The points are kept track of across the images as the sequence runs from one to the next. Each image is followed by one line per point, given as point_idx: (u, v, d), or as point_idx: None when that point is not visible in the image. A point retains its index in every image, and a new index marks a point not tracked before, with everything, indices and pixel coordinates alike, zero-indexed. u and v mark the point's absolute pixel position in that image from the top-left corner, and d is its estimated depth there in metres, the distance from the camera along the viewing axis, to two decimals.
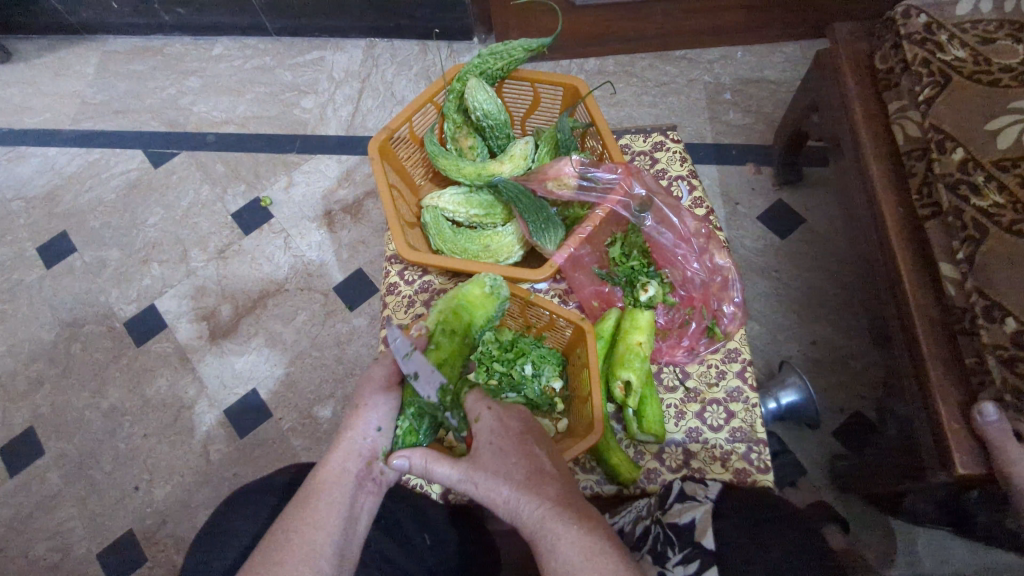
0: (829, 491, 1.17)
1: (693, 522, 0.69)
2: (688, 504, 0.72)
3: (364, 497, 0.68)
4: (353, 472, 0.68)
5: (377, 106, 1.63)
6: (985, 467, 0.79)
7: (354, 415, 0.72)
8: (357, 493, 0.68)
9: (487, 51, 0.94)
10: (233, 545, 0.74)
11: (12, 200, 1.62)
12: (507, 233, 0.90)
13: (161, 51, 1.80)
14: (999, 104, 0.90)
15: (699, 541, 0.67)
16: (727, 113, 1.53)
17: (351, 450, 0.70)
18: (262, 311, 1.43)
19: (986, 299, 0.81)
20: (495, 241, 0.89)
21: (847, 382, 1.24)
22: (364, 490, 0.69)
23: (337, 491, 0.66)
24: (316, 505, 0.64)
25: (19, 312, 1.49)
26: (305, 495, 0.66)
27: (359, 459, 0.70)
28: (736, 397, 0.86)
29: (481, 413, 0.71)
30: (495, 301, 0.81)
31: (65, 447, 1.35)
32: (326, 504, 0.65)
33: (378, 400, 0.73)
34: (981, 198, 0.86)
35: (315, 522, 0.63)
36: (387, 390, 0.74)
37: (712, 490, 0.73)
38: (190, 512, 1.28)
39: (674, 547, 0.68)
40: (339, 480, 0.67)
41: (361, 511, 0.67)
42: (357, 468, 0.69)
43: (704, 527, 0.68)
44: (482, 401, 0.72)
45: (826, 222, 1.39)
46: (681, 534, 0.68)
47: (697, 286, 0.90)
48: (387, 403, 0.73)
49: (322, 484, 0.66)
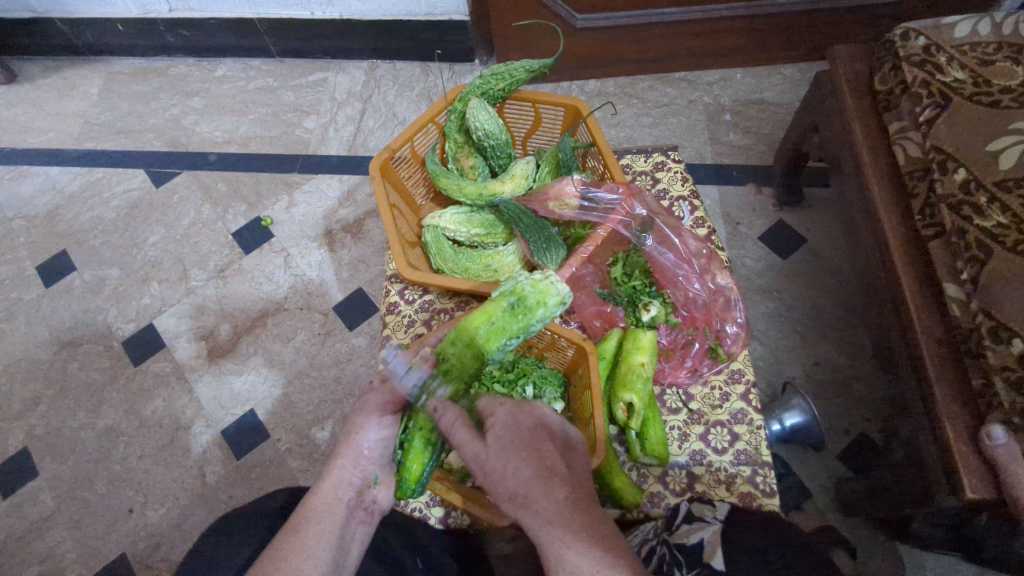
0: (836, 516, 1.15)
1: (701, 542, 0.70)
2: (697, 525, 0.72)
3: (356, 526, 0.68)
4: (344, 500, 0.68)
5: (378, 126, 1.65)
6: (995, 492, 0.77)
7: (346, 440, 0.70)
8: (349, 523, 0.67)
9: (488, 73, 0.95)
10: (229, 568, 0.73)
11: (13, 218, 1.62)
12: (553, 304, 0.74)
13: (164, 72, 1.82)
14: (999, 126, 0.89)
15: (707, 561, 0.68)
16: (727, 134, 1.54)
17: (342, 479, 0.69)
18: (261, 330, 1.42)
19: (992, 320, 0.80)
20: (530, 290, 0.74)
21: (853, 404, 1.22)
22: (356, 519, 0.68)
23: (329, 520, 0.66)
24: (306, 535, 0.64)
25: (17, 331, 1.48)
26: (291, 525, 0.65)
27: (350, 488, 0.69)
28: (740, 419, 0.85)
29: (494, 409, 0.67)
30: (502, 299, 0.74)
31: (60, 469, 1.33)
32: (314, 535, 0.64)
33: (371, 425, 0.71)
34: (985, 218, 0.85)
35: (308, 551, 0.62)
36: (381, 417, 0.72)
37: (720, 511, 0.74)
38: (185, 536, 1.25)
39: (682, 567, 0.68)
40: (329, 509, 0.67)
41: (351, 541, 0.67)
42: (349, 497, 0.68)
43: (712, 549, 0.68)
44: (495, 400, 0.69)
45: (826, 242, 1.38)
46: (689, 554, 0.69)
47: (699, 307, 0.89)
48: (379, 430, 0.72)
49: (311, 513, 0.66)
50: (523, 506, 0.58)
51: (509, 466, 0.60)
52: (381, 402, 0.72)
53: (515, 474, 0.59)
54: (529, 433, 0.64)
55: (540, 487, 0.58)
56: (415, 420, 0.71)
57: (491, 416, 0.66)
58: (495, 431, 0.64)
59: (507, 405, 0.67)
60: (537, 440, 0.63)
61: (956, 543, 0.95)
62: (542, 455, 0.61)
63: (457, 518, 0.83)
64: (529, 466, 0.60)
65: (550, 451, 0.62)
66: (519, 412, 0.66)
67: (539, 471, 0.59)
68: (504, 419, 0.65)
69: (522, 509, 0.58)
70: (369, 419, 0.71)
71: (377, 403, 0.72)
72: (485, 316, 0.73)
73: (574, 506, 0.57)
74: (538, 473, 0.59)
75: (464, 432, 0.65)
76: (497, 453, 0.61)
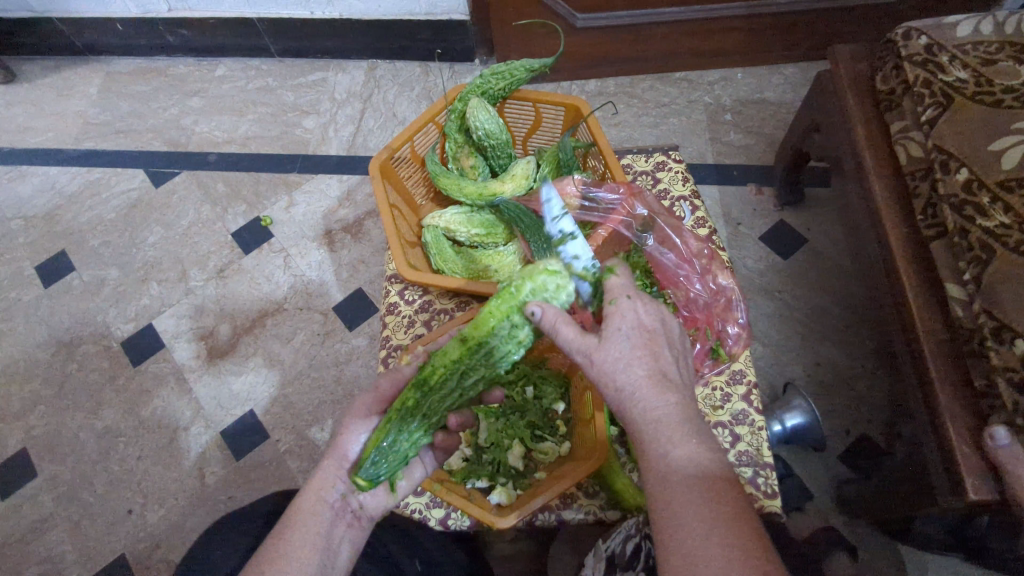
0: (837, 517, 1.14)
1: None
2: None
3: (343, 529, 0.67)
4: (330, 503, 0.67)
5: (377, 126, 1.64)
6: (997, 493, 0.77)
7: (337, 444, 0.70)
8: (335, 526, 0.66)
9: (489, 72, 0.95)
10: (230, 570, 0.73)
11: (12, 219, 1.61)
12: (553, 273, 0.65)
13: (164, 72, 1.82)
14: (1002, 125, 0.88)
15: None
16: (728, 134, 1.54)
17: (327, 482, 0.68)
18: (261, 330, 1.42)
19: (995, 320, 0.80)
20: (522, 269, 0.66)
21: (854, 405, 1.22)
22: (343, 522, 0.67)
23: (314, 522, 0.65)
24: (290, 536, 0.64)
25: (17, 331, 1.47)
26: (278, 529, 0.65)
27: (335, 491, 0.68)
28: (741, 420, 0.85)
29: (617, 298, 0.62)
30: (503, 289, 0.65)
31: (59, 469, 1.33)
32: (300, 536, 0.64)
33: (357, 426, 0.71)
34: (988, 219, 0.84)
35: (292, 552, 0.62)
36: (366, 419, 0.71)
37: None
38: (184, 537, 1.25)
39: None
40: (315, 512, 0.66)
41: (339, 544, 0.66)
42: (334, 499, 0.68)
43: None
44: (622, 284, 0.63)
45: (827, 242, 1.38)
46: None
47: (700, 307, 0.86)
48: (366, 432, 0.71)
49: (296, 516, 0.66)
50: (634, 399, 0.56)
51: (621, 360, 0.57)
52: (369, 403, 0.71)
53: (629, 368, 0.57)
54: (650, 334, 0.60)
55: (652, 389, 0.56)
56: (405, 399, 0.68)
57: (612, 305, 0.61)
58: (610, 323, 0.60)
59: (631, 298, 0.61)
60: (652, 343, 0.59)
61: (958, 544, 0.95)
62: (659, 361, 0.58)
63: (457, 521, 0.81)
64: (646, 369, 0.57)
65: (669, 359, 0.59)
66: (640, 307, 0.61)
67: (656, 375, 0.57)
68: (623, 313, 0.60)
69: (630, 403, 0.56)
70: (354, 423, 0.71)
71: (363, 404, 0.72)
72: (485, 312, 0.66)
73: (688, 415, 0.56)
74: (656, 377, 0.57)
75: (572, 328, 0.60)
76: (612, 344, 0.58)
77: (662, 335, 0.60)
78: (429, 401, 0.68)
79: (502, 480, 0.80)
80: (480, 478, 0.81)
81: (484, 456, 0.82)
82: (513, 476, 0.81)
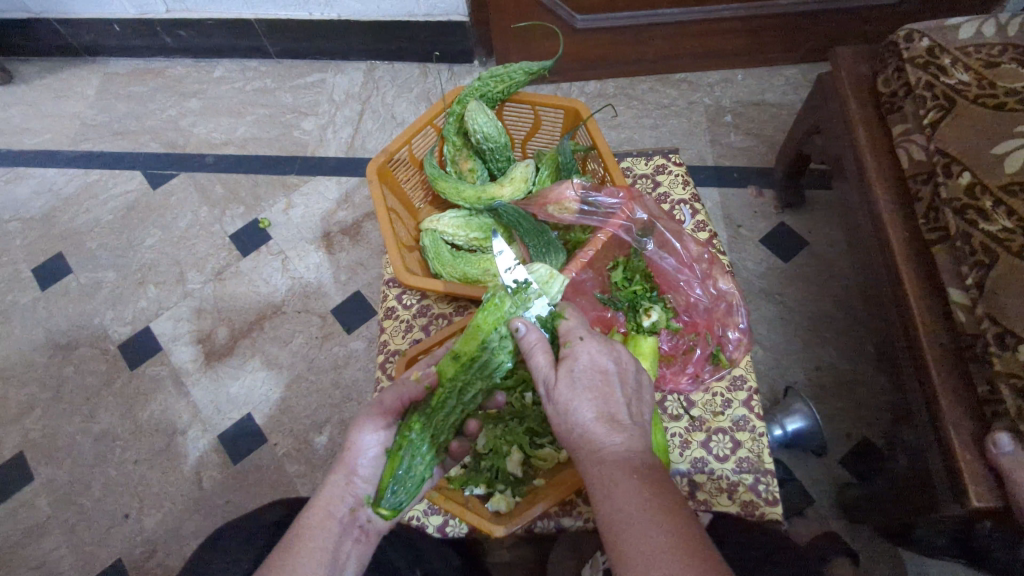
0: (838, 522, 1.13)
1: None
2: None
3: (351, 544, 0.64)
4: (338, 517, 0.65)
5: (376, 128, 1.63)
6: (999, 500, 0.76)
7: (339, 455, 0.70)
8: (343, 541, 0.64)
9: (488, 74, 0.94)
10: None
11: (9, 220, 1.61)
12: (535, 274, 0.77)
13: (162, 73, 1.81)
14: (1005, 128, 0.87)
15: None
16: (728, 136, 1.53)
17: (334, 496, 0.66)
18: (259, 333, 1.41)
19: (998, 326, 0.79)
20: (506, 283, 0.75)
21: (855, 409, 1.21)
22: (351, 536, 0.65)
23: (321, 537, 0.62)
24: (295, 553, 0.61)
25: (14, 334, 1.47)
26: (282, 546, 0.62)
27: (343, 505, 0.66)
28: (742, 426, 0.83)
29: (577, 339, 0.66)
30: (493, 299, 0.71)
31: (55, 473, 1.32)
32: (307, 552, 0.60)
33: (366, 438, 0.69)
34: (991, 223, 0.84)
35: (298, 568, 0.59)
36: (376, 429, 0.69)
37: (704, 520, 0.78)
38: (181, 542, 1.24)
39: None
40: (322, 526, 0.63)
41: (347, 560, 0.63)
42: (342, 514, 0.65)
43: None
44: (580, 329, 0.67)
45: (828, 245, 1.37)
46: None
47: (700, 312, 0.87)
48: (375, 444, 0.69)
49: (303, 531, 0.63)
50: (584, 434, 0.59)
51: (573, 400, 0.61)
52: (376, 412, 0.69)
53: (579, 410, 0.60)
54: (603, 377, 0.62)
55: (601, 427, 0.59)
56: (410, 424, 0.69)
57: (570, 346, 0.65)
58: (567, 363, 0.64)
59: (586, 340, 0.65)
60: (606, 386, 0.62)
61: (960, 551, 0.94)
62: (609, 400, 0.61)
63: (454, 527, 0.80)
64: (594, 406, 0.60)
65: (620, 399, 0.61)
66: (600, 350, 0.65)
67: (604, 414, 0.60)
68: (581, 353, 0.64)
69: (580, 441, 0.59)
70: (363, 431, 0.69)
71: (371, 412, 0.69)
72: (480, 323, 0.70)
73: (635, 453, 0.57)
74: (603, 415, 0.59)
75: (544, 357, 0.65)
76: (566, 384, 0.62)
77: (616, 377, 0.63)
78: (434, 422, 0.70)
79: (501, 487, 0.79)
80: (478, 485, 0.80)
81: (484, 462, 0.80)
82: (512, 483, 0.80)
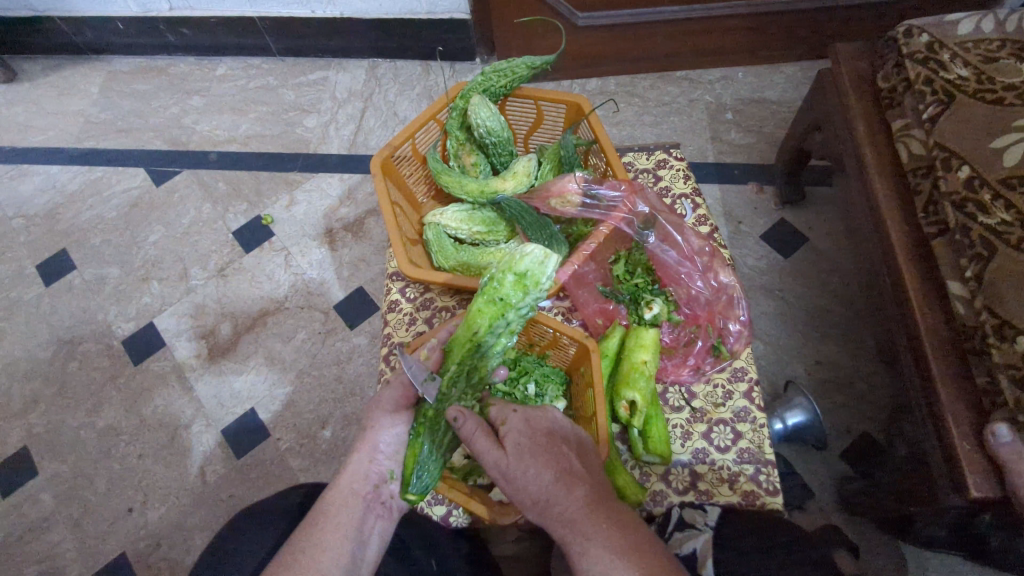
0: (838, 515, 1.14)
1: (694, 552, 0.72)
2: (688, 533, 0.74)
3: (374, 520, 0.69)
4: (361, 494, 0.69)
5: (378, 125, 1.64)
6: (996, 490, 0.77)
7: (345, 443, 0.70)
8: (367, 517, 0.68)
9: (491, 69, 0.95)
10: (241, 568, 0.73)
11: (13, 217, 1.61)
12: (528, 255, 0.72)
13: (165, 71, 1.82)
14: (1004, 123, 0.88)
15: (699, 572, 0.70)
16: (728, 133, 1.54)
17: (358, 474, 0.70)
18: (262, 328, 1.42)
19: (996, 318, 0.80)
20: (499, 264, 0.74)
21: (855, 404, 1.22)
22: (374, 513, 0.69)
23: (346, 512, 0.67)
24: (323, 526, 0.65)
25: (18, 330, 1.47)
26: (311, 518, 0.67)
27: (367, 482, 0.70)
28: (743, 417, 0.84)
29: (507, 417, 0.69)
30: (490, 288, 0.72)
31: (59, 468, 1.33)
32: (332, 526, 0.65)
33: (386, 421, 0.73)
34: (990, 216, 0.84)
35: (324, 543, 0.64)
36: (395, 413, 0.73)
37: (711, 515, 0.75)
38: (185, 535, 1.25)
39: None
40: (348, 503, 0.68)
41: (370, 535, 0.67)
42: (366, 490, 0.69)
43: (704, 560, 0.71)
44: (506, 407, 0.70)
45: (828, 240, 1.38)
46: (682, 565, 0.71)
47: (702, 305, 0.89)
48: (394, 427, 0.73)
49: (330, 505, 0.67)
50: (549, 502, 0.62)
51: (531, 472, 0.63)
52: (393, 398, 0.73)
53: (539, 478, 0.63)
54: (548, 437, 0.67)
55: (562, 488, 0.63)
56: (423, 413, 0.71)
57: (505, 423, 0.67)
58: (510, 438, 0.65)
59: (517, 413, 0.70)
60: (552, 443, 0.67)
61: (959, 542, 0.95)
62: (559, 457, 0.65)
63: (457, 518, 0.81)
64: (549, 471, 0.63)
65: (567, 452, 0.66)
66: (528, 418, 0.69)
67: (560, 475, 0.64)
68: (515, 427, 0.67)
69: (549, 509, 0.62)
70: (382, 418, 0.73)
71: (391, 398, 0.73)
72: (481, 313, 0.71)
73: (598, 503, 0.62)
74: (558, 476, 0.63)
75: (487, 440, 0.65)
76: (519, 458, 0.64)
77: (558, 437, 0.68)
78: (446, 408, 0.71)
79: None
80: (480, 476, 0.82)
81: None
82: None
